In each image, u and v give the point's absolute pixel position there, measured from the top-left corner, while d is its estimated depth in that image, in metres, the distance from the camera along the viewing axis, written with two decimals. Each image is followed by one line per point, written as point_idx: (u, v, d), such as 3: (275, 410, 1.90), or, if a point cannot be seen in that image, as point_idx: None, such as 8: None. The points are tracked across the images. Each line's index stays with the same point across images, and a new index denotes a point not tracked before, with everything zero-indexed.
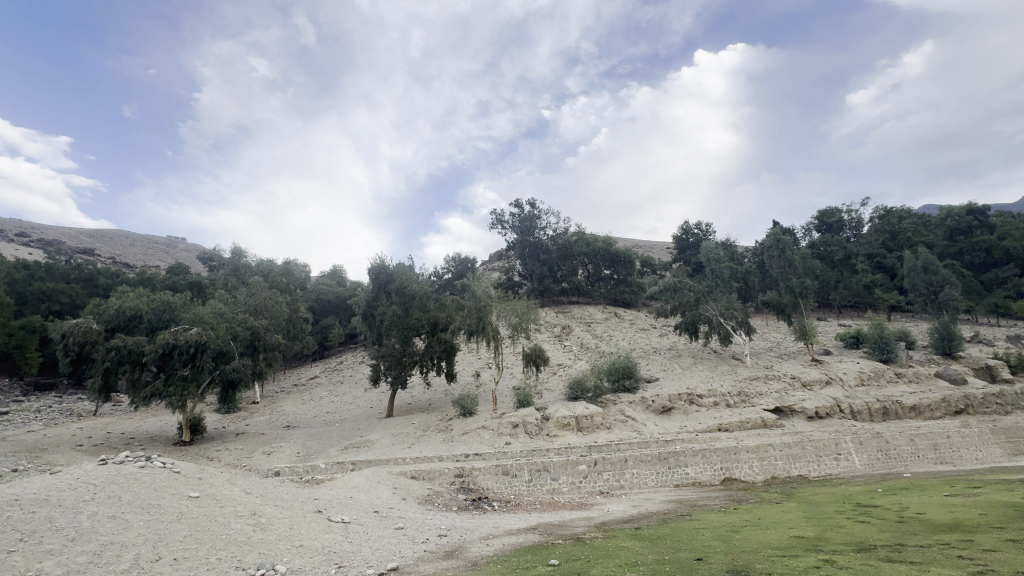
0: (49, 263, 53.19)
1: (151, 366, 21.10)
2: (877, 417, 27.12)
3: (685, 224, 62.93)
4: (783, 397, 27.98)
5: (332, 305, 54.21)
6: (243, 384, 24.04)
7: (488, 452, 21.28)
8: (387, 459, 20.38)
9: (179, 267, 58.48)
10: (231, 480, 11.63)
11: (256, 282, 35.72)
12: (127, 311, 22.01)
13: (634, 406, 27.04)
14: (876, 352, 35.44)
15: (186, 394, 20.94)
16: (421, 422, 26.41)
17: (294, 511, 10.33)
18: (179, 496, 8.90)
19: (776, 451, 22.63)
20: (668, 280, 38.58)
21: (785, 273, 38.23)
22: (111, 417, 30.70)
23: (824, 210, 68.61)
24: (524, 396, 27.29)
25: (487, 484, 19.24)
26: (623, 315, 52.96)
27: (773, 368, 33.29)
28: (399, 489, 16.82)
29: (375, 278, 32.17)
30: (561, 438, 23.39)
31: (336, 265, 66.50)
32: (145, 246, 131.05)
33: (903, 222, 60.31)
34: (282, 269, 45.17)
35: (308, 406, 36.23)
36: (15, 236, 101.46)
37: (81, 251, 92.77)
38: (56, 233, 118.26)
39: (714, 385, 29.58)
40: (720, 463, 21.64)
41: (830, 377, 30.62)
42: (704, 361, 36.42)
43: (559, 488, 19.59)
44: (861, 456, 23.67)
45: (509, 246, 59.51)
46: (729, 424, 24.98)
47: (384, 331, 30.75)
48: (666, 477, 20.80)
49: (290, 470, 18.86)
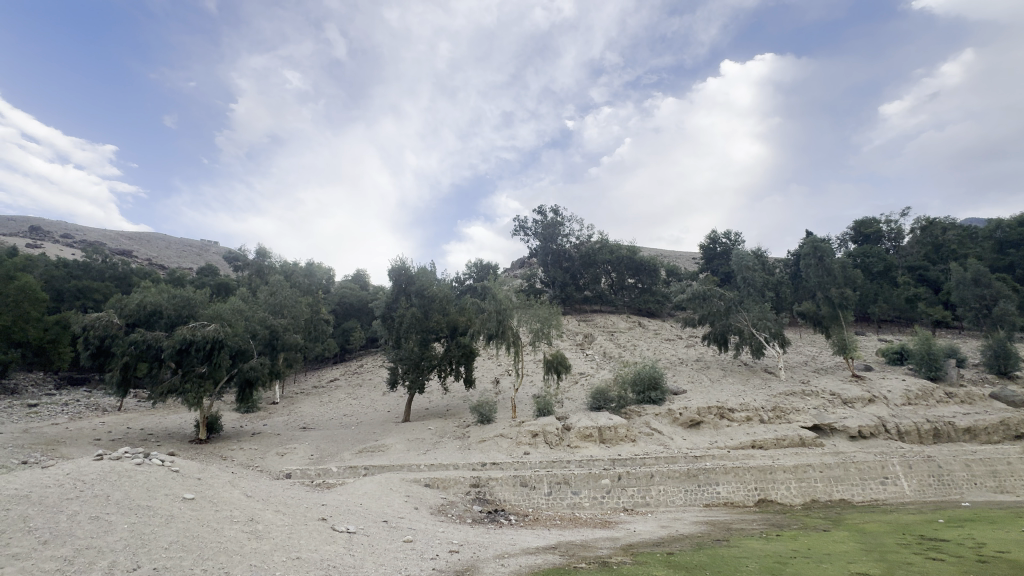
0: (86, 261, 54.90)
1: (169, 362, 20.92)
2: (927, 439, 25.03)
3: (713, 233, 61.03)
4: (822, 414, 26.15)
5: (354, 309, 54.37)
6: (260, 383, 23.72)
7: (506, 461, 20.31)
8: (401, 465, 19.62)
9: (209, 268, 59.75)
10: (237, 482, 11.06)
11: (279, 282, 35.83)
12: (148, 306, 21.98)
13: (660, 419, 25.70)
14: (924, 369, 33.08)
15: (202, 391, 20.73)
16: (438, 428, 25.68)
17: (296, 518, 9.58)
18: (173, 497, 8.27)
19: (817, 472, 20.99)
20: (697, 288, 37.11)
21: (824, 282, 36.24)
22: (133, 413, 30.97)
23: (861, 220, 65.69)
24: (544, 405, 26.23)
25: (504, 496, 18.28)
26: (648, 324, 51.33)
27: (810, 383, 31.36)
28: (411, 498, 16.02)
29: (395, 280, 31.70)
30: (582, 450, 22.25)
31: (359, 270, 67.00)
32: (180, 249, 135.84)
33: (949, 233, 56.97)
34: (305, 270, 45.44)
35: (326, 409, 35.86)
36: (61, 236, 106.61)
37: (119, 253, 96.25)
38: (98, 235, 123.19)
39: (747, 399, 27.93)
40: (755, 482, 20.14)
41: (873, 395, 28.55)
42: (734, 374, 34.64)
43: (580, 503, 18.49)
44: (911, 481, 21.75)
45: (531, 253, 58.69)
46: (763, 441, 23.36)
47: (403, 334, 30.20)
48: (696, 496, 19.45)
49: (302, 473, 18.34)
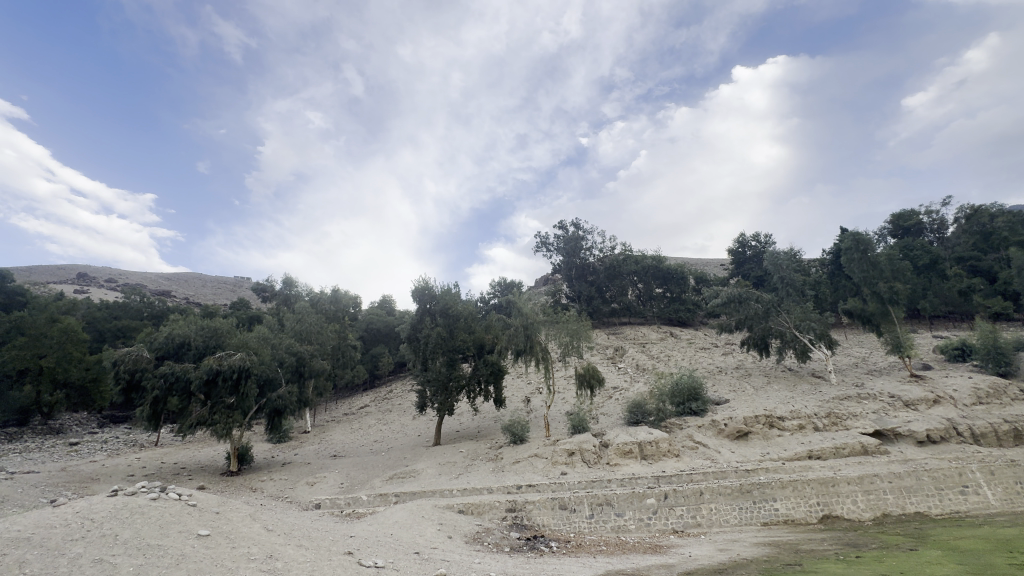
0: (125, 301, 56.93)
1: (198, 394, 20.91)
2: (1007, 441, 22.65)
3: (741, 237, 58.99)
4: (884, 418, 24.06)
5: (381, 334, 54.42)
6: (288, 412, 23.43)
7: (542, 483, 19.19)
8: (433, 490, 18.74)
9: (240, 302, 61.13)
10: (260, 515, 10.45)
11: (305, 309, 35.95)
12: (176, 339, 22.16)
13: (704, 431, 24.11)
14: (991, 365, 30.40)
15: (231, 422, 20.57)
16: (470, 451, 24.68)
17: (319, 554, 8.78)
18: (186, 534, 7.68)
19: (885, 483, 19.08)
20: (731, 291, 35.41)
21: (870, 277, 34.16)
22: (168, 448, 31.14)
23: (899, 213, 62.60)
24: (579, 421, 25.01)
25: (543, 521, 17.13)
26: (680, 334, 49.40)
27: (865, 385, 29.13)
28: (445, 526, 15.10)
29: (419, 300, 31.25)
30: (623, 467, 20.88)
31: (385, 295, 67.56)
32: (215, 286, 140.70)
33: (998, 220, 53.49)
34: (331, 297, 45.74)
35: (356, 436, 35.39)
36: (105, 281, 111.78)
37: (158, 293, 100.07)
38: (140, 278, 128.87)
39: (797, 406, 26.03)
40: (817, 497, 18.40)
41: (938, 395, 26.21)
42: (779, 380, 32.57)
43: (625, 526, 17.17)
44: (995, 489, 19.52)
45: (555, 269, 57.92)
46: (821, 451, 21.52)
47: (429, 354, 29.64)
48: (752, 514, 17.84)
49: (331, 502, 17.68)
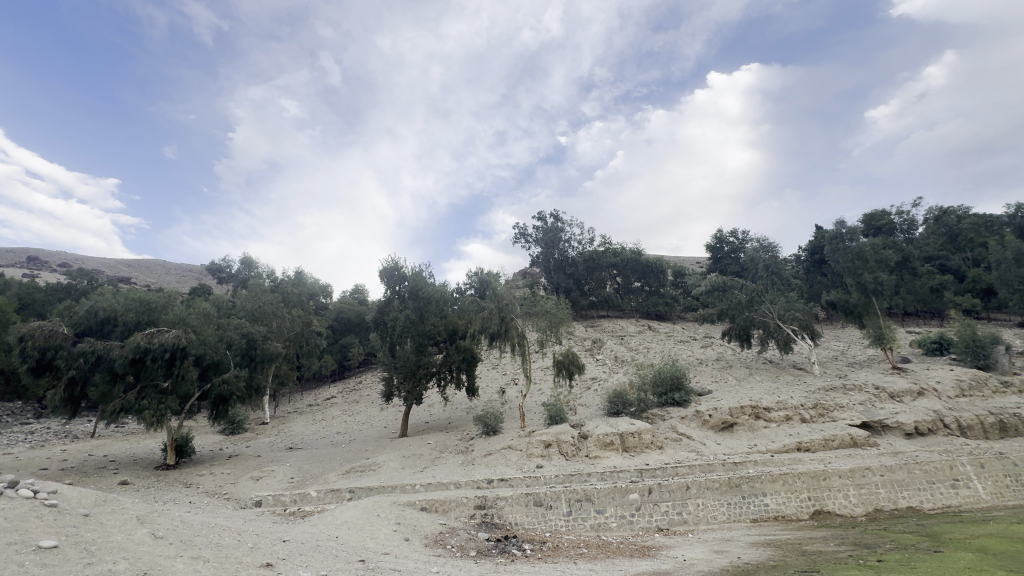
0: (68, 282, 52.53)
1: (124, 376, 18.36)
2: (993, 434, 22.06)
3: (719, 233, 58.50)
4: (871, 409, 23.17)
5: (352, 324, 51.64)
6: (234, 399, 20.91)
7: (515, 476, 17.39)
8: (392, 486, 16.67)
9: (201, 287, 57.37)
10: (160, 521, 8.39)
11: (262, 290, 33.13)
12: (100, 313, 19.49)
13: (688, 423, 22.76)
14: (970, 358, 30.10)
15: (162, 408, 18.15)
16: (438, 443, 22.71)
17: (222, 569, 6.66)
18: (18, 548, 5.52)
19: (877, 476, 18.02)
20: (715, 280, 34.56)
21: (854, 268, 33.58)
22: (105, 439, 28.12)
23: (871, 213, 63.00)
24: (556, 411, 23.30)
25: (515, 519, 15.36)
26: (658, 327, 48.35)
27: (848, 377, 28.39)
28: (403, 526, 13.11)
29: (387, 280, 28.87)
30: (603, 460, 19.27)
31: (356, 285, 64.88)
32: (179, 274, 134.18)
33: (965, 221, 54.47)
34: (294, 280, 42.72)
35: (317, 427, 32.87)
36: (57, 266, 104.70)
37: (116, 279, 94.47)
38: (97, 263, 121.84)
39: (784, 396, 24.96)
40: (808, 491, 17.16)
41: (922, 386, 25.52)
42: (761, 372, 31.67)
43: (606, 524, 15.59)
44: (986, 482, 18.73)
45: (532, 261, 56.29)
46: (809, 443, 20.41)
47: (397, 340, 27.56)
48: (740, 510, 16.49)
49: (274, 499, 15.51)
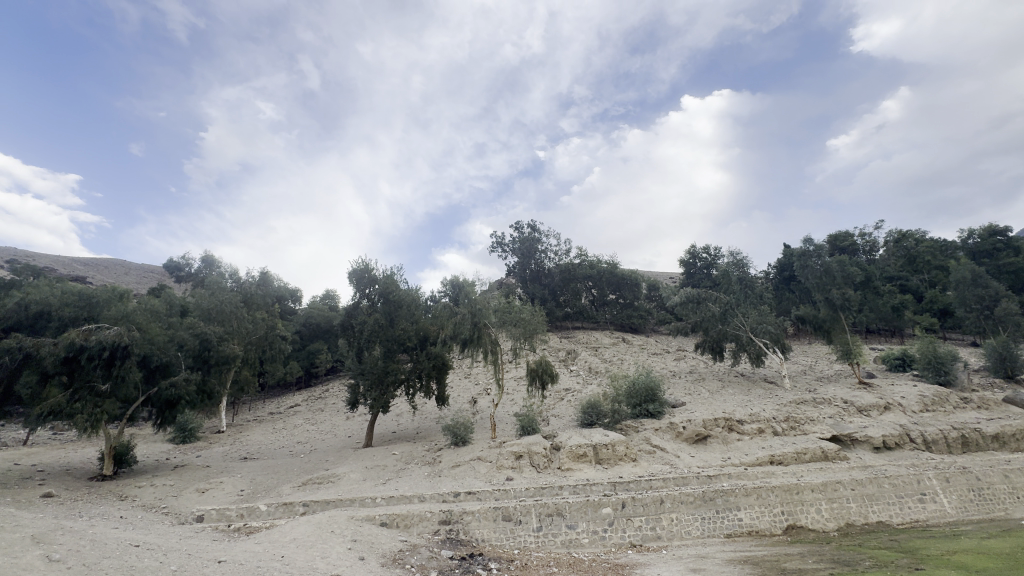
0: (11, 279, 48.87)
1: (56, 376, 16.72)
2: (956, 448, 22.41)
3: (693, 248, 59.36)
4: (840, 423, 23.29)
5: (320, 330, 49.78)
6: (182, 405, 19.36)
7: (483, 489, 16.49)
8: (351, 499, 15.52)
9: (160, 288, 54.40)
10: (76, 549, 7.32)
11: (222, 290, 31.39)
12: (32, 308, 18.66)
13: (662, 435, 22.34)
14: (932, 375, 30.86)
15: (97, 412, 16.57)
16: (404, 453, 21.61)
17: None
18: None
19: (849, 490, 17.88)
20: (689, 292, 34.88)
21: (823, 284, 34.29)
22: (38, 447, 25.75)
23: (836, 233, 65.08)
24: (528, 422, 22.53)
25: (482, 535, 14.46)
26: (632, 339, 48.28)
27: (818, 391, 28.66)
28: (359, 543, 12.06)
29: (357, 282, 27.73)
30: (576, 473, 18.57)
31: (328, 290, 63.04)
32: (140, 274, 128.20)
33: (922, 245, 56.91)
34: (259, 281, 40.90)
35: (277, 437, 31.12)
36: (5, 262, 98.41)
37: (70, 277, 89.59)
38: (49, 261, 114.92)
39: (756, 409, 24.88)
40: (781, 505, 16.87)
41: (888, 402, 25.85)
42: (733, 385, 31.68)
43: (578, 540, 14.83)
44: (951, 497, 18.85)
45: (508, 271, 55.73)
46: (782, 456, 20.19)
47: (364, 345, 26.37)
48: (715, 525, 15.99)
49: (218, 514, 14.18)
